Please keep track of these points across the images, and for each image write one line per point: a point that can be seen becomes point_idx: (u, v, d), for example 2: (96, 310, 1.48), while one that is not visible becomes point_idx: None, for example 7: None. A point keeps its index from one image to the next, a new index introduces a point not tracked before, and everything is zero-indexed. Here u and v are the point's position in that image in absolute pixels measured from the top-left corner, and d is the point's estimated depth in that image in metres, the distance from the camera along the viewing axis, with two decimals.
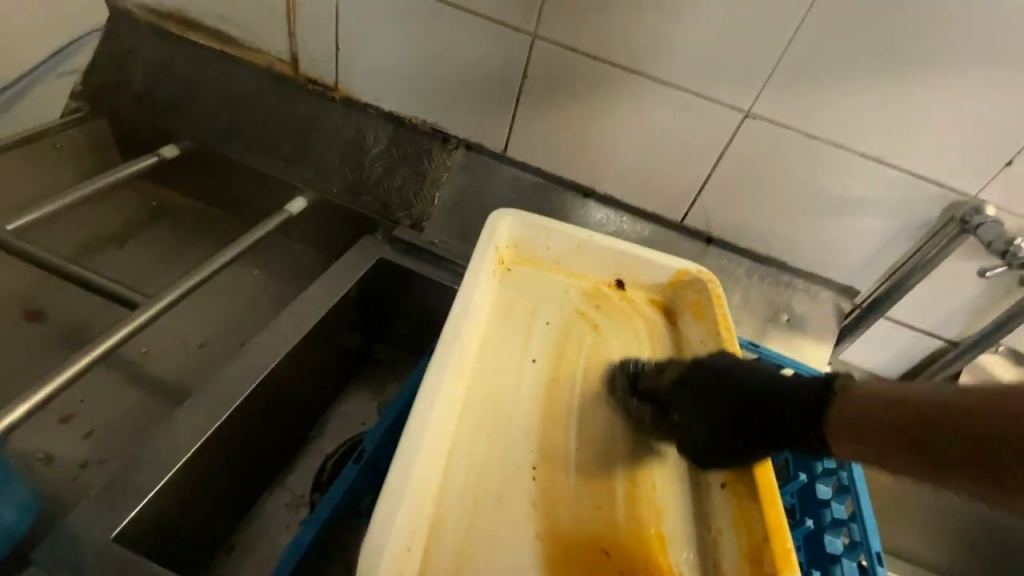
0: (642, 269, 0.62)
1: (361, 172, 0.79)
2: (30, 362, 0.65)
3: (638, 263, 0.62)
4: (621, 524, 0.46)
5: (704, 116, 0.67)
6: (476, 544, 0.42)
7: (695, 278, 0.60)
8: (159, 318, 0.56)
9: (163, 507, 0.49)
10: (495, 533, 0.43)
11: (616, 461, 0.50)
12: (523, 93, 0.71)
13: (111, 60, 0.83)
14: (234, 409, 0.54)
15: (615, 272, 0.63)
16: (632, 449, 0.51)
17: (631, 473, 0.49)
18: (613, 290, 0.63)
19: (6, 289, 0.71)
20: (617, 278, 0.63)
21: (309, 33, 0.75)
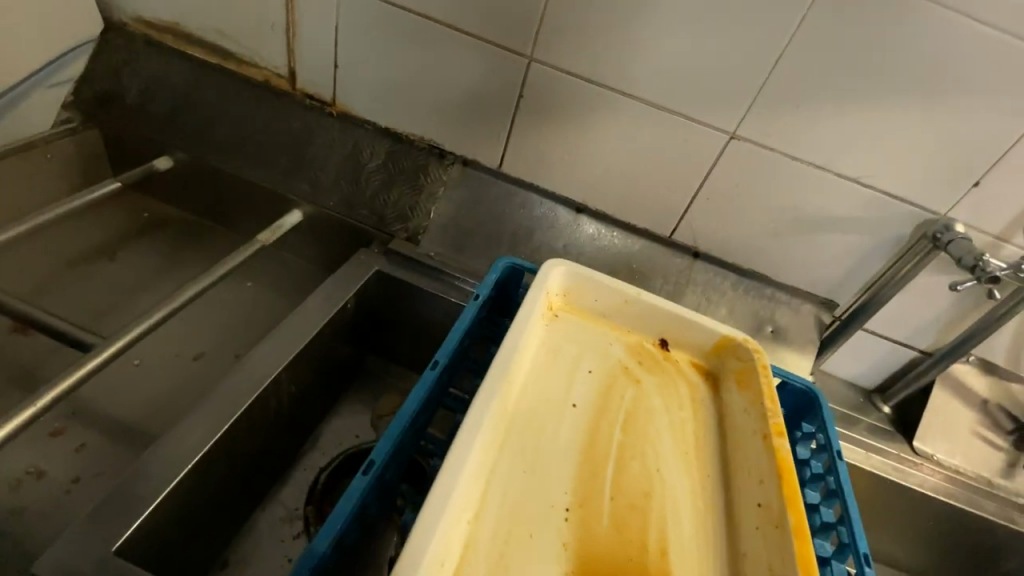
0: (686, 330, 0.65)
1: (358, 185, 0.80)
2: (21, 374, 0.64)
3: (683, 325, 0.64)
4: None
5: (690, 137, 0.70)
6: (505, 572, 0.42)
7: (740, 346, 0.62)
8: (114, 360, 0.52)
9: (165, 517, 0.49)
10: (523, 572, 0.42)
11: (653, 513, 0.49)
12: (518, 112, 0.74)
13: (106, 72, 0.84)
14: (235, 419, 0.55)
15: (659, 331, 0.66)
16: (670, 509, 0.50)
17: (666, 533, 0.48)
18: (656, 348, 0.66)
19: None
20: (661, 337, 0.66)
21: (308, 51, 0.77)
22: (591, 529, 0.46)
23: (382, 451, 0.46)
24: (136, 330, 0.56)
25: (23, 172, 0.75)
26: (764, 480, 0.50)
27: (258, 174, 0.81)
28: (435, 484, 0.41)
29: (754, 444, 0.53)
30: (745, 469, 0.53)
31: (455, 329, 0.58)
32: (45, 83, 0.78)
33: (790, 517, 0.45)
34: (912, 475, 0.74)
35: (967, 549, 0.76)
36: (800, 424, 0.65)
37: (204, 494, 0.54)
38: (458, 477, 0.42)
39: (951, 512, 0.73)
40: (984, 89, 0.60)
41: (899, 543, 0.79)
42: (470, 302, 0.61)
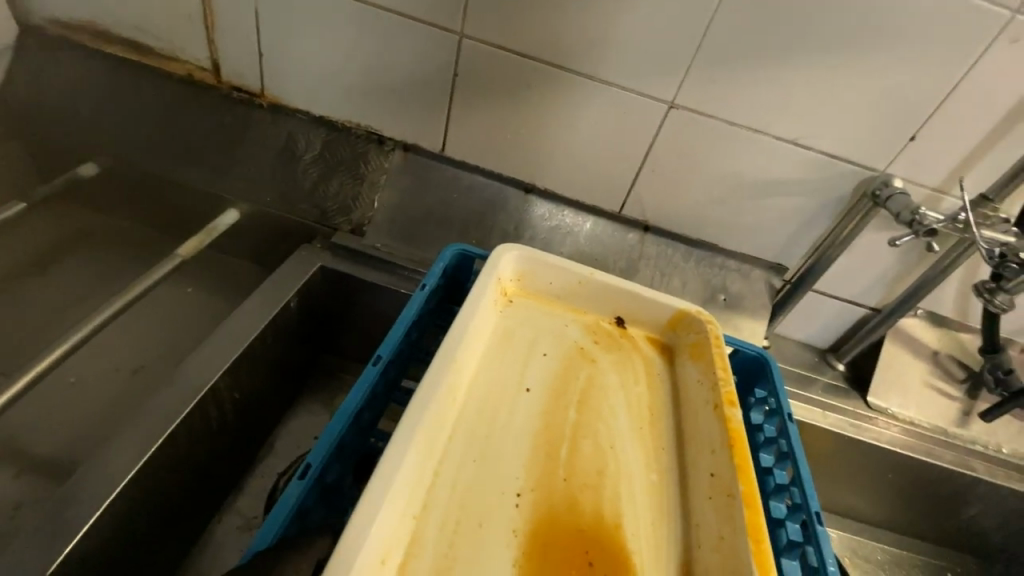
0: (640, 307, 0.64)
1: (296, 179, 0.77)
2: None
3: (637, 301, 0.64)
4: (603, 556, 0.44)
5: (632, 109, 0.68)
6: (455, 562, 0.41)
7: (694, 319, 0.62)
8: (24, 393, 0.50)
9: (103, 535, 0.46)
10: (472, 563, 0.41)
11: (608, 491, 0.49)
12: (455, 93, 0.71)
13: (14, 73, 0.77)
14: (173, 430, 0.52)
15: (614, 310, 0.65)
16: (624, 486, 0.49)
17: (621, 512, 0.47)
18: (613, 326, 0.65)
19: None
20: (616, 315, 0.66)
21: (229, 39, 0.73)
22: (542, 511, 0.45)
23: (320, 452, 0.44)
24: (46, 359, 0.53)
25: None
26: (714, 451, 0.50)
27: (191, 174, 0.77)
28: (375, 479, 0.39)
29: (706, 415, 0.53)
30: (698, 440, 0.53)
31: (401, 319, 0.56)
32: None
33: (740, 487, 0.45)
34: (868, 430, 0.75)
35: (925, 496, 0.79)
36: (754, 389, 0.65)
37: (145, 514, 0.51)
38: (401, 468, 0.40)
39: (907, 462, 0.75)
40: (914, 42, 0.60)
41: (861, 496, 0.81)
42: (416, 291, 0.59)
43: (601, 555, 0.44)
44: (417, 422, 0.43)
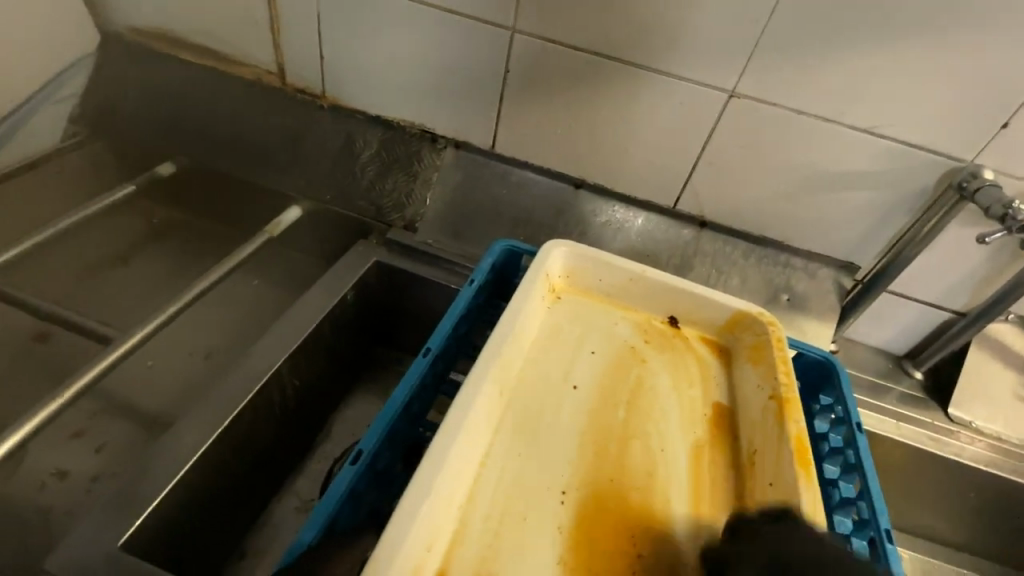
0: (696, 307, 0.62)
1: (353, 177, 0.79)
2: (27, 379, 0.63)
3: (693, 301, 0.62)
4: (652, 553, 0.43)
5: (688, 100, 0.66)
6: (498, 555, 0.41)
7: (755, 321, 0.59)
8: (103, 376, 0.55)
9: (172, 509, 0.50)
10: (517, 557, 0.41)
11: (657, 492, 0.47)
12: (506, 88, 0.71)
13: (105, 81, 0.84)
14: (236, 414, 0.55)
15: (668, 309, 0.64)
16: (674, 488, 0.48)
17: (671, 513, 0.46)
18: (666, 326, 0.63)
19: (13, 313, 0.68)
20: (670, 315, 0.64)
21: (293, 44, 0.76)
22: (589, 511, 0.45)
23: (370, 440, 0.46)
24: (118, 350, 0.57)
25: (38, 186, 0.76)
26: (775, 459, 0.47)
27: (260, 173, 0.82)
28: (421, 467, 0.39)
29: (766, 421, 0.51)
30: (756, 447, 0.50)
31: (450, 314, 0.57)
32: (46, 99, 0.80)
33: (804, 495, 0.42)
34: (948, 444, 0.69)
35: (1014, 520, 0.71)
36: (818, 395, 0.61)
37: (211, 490, 0.55)
38: (447, 458, 0.41)
39: (993, 480, 0.68)
40: (1009, 19, 0.54)
41: (939, 515, 0.75)
42: (465, 287, 0.60)
43: (651, 552, 0.44)
44: (464, 414, 0.43)
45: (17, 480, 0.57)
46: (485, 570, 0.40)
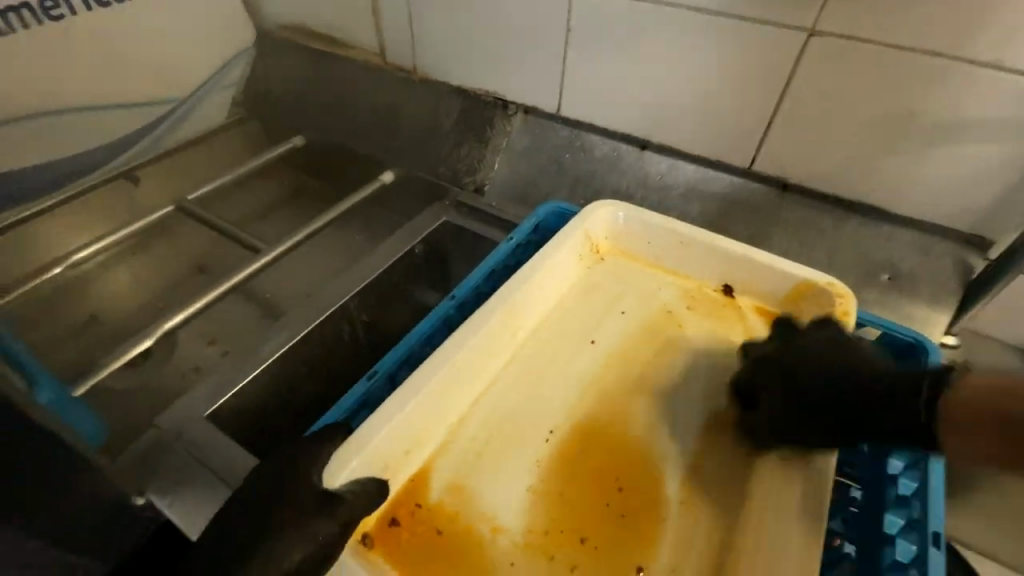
0: (756, 275, 0.56)
1: (436, 144, 0.86)
2: (178, 292, 0.79)
3: (748, 268, 0.57)
4: (632, 499, 0.43)
5: (762, 44, 0.58)
6: (475, 472, 0.44)
7: (824, 292, 0.52)
8: (224, 294, 0.70)
9: (250, 399, 0.58)
10: (491, 478, 0.44)
11: (656, 446, 0.46)
12: (568, 46, 0.71)
13: (258, 70, 1.03)
14: (307, 332, 0.63)
15: (723, 277, 0.59)
16: (676, 447, 0.46)
17: (664, 468, 0.45)
18: (719, 295, 0.59)
19: (191, 247, 0.84)
20: (725, 283, 0.59)
21: (390, 25, 0.85)
22: (573, 451, 0.46)
23: (387, 363, 0.49)
24: (243, 274, 0.73)
25: (210, 153, 0.97)
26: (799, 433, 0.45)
27: (365, 142, 0.94)
28: (411, 380, 0.43)
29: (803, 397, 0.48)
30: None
31: (484, 263, 0.59)
32: (218, 84, 0.99)
33: None
34: None
35: None
36: None
37: (290, 396, 0.64)
38: (433, 377, 0.44)
39: None
40: None
41: None
42: (505, 242, 0.62)
43: (633, 498, 0.43)
44: (461, 344, 0.46)
45: (164, 371, 0.67)
46: (460, 483, 0.43)
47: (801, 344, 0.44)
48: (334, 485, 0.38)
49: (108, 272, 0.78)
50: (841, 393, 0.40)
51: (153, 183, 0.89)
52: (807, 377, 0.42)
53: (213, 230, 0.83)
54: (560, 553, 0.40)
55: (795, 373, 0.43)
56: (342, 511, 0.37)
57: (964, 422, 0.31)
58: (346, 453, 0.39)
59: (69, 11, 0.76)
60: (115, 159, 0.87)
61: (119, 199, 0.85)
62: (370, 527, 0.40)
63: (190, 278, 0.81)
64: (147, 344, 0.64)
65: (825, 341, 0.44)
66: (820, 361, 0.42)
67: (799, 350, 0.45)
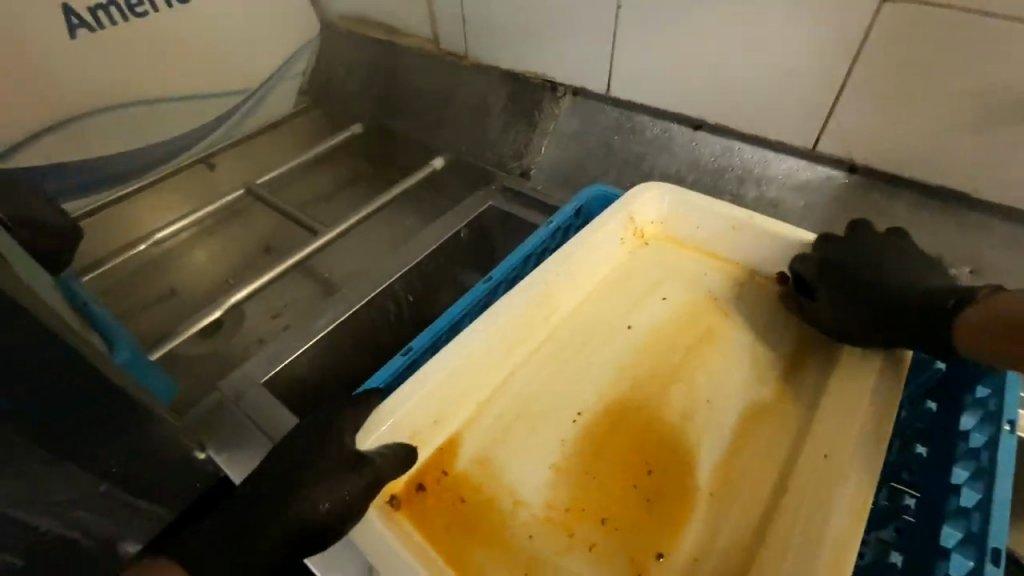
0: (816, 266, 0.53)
1: (485, 129, 0.87)
2: (246, 270, 0.85)
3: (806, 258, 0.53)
4: (654, 485, 0.43)
5: (830, 13, 0.54)
6: (501, 448, 0.45)
7: None
8: (285, 270, 0.75)
9: (302, 369, 0.62)
10: (516, 454, 0.44)
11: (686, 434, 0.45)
12: (619, 25, 0.67)
13: (321, 61, 1.07)
14: (355, 310, 0.66)
15: (779, 266, 0.56)
16: (708, 438, 0.45)
17: (693, 457, 0.44)
18: (774, 285, 0.56)
19: (259, 228, 0.90)
20: (780, 272, 0.56)
21: (442, 10, 0.86)
22: (600, 433, 0.46)
23: (422, 340, 0.51)
24: (300, 254, 0.77)
25: (277, 141, 1.03)
26: (846, 432, 0.43)
27: (418, 129, 0.96)
28: (438, 358, 0.45)
29: (857, 394, 0.45)
30: (824, 416, 0.45)
31: (523, 246, 0.60)
32: (284, 75, 1.04)
33: None
34: None
35: None
36: (972, 385, 0.46)
37: (341, 368, 0.68)
38: (458, 355, 0.45)
39: None
40: None
41: None
42: (544, 227, 0.62)
43: (658, 485, 0.43)
44: (488, 324, 0.47)
45: (232, 342, 0.72)
46: (486, 459, 0.44)
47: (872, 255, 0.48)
48: (362, 446, 0.41)
49: (188, 250, 0.86)
50: (898, 299, 0.45)
51: (227, 168, 0.97)
52: (872, 282, 0.47)
53: (279, 214, 0.89)
54: (580, 531, 0.41)
55: (861, 279, 0.47)
56: (366, 469, 0.39)
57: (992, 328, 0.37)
58: (375, 420, 0.42)
59: (152, 8, 0.82)
60: (194, 147, 0.95)
61: (198, 182, 0.93)
62: (398, 491, 0.42)
63: (260, 258, 0.86)
64: (217, 314, 0.70)
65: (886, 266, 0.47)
66: (888, 271, 0.47)
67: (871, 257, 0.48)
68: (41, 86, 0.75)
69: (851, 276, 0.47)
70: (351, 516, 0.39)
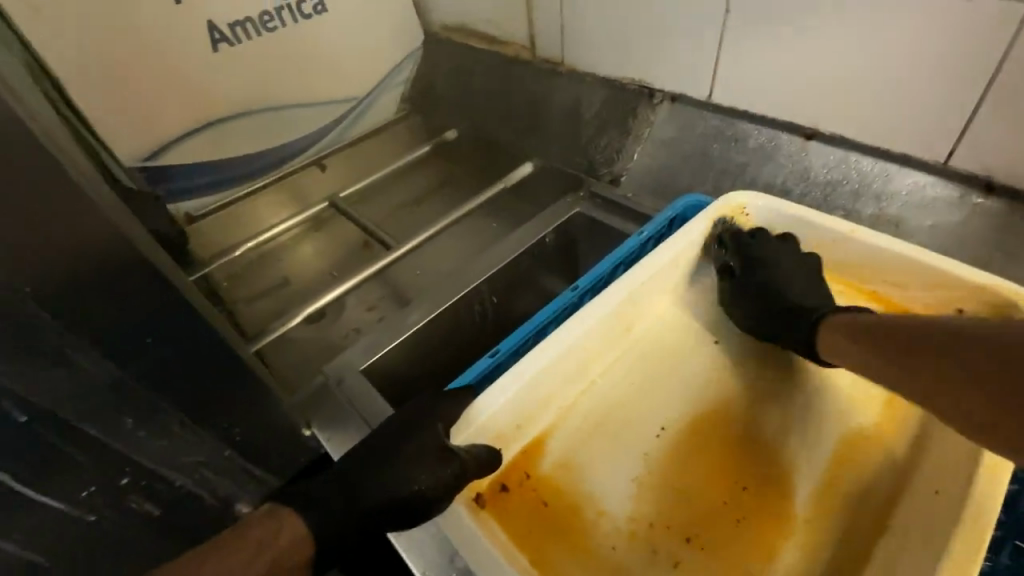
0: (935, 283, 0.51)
1: (576, 137, 0.87)
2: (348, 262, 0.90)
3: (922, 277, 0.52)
4: (741, 510, 0.44)
5: (973, 16, 0.48)
6: (585, 454, 0.47)
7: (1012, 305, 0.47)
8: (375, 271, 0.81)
9: (394, 364, 0.66)
10: (599, 461, 0.47)
11: (771, 463, 0.47)
12: (727, 30, 0.65)
13: (425, 70, 1.13)
14: (444, 309, 0.69)
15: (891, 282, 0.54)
16: (795, 470, 0.46)
17: (779, 487, 0.46)
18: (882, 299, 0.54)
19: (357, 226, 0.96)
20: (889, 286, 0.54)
21: (542, 19, 0.88)
22: (692, 451, 0.48)
23: (509, 343, 0.52)
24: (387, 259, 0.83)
25: (381, 144, 1.10)
26: (952, 469, 0.42)
27: (511, 135, 0.99)
28: (522, 362, 0.46)
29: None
30: (932, 450, 0.45)
31: (611, 257, 0.59)
32: (390, 83, 1.11)
33: (963, 522, 0.37)
34: None
35: None
36: None
37: (427, 364, 0.71)
38: (539, 361, 0.46)
39: None
40: None
41: None
42: (634, 236, 0.61)
43: (744, 509, 0.44)
44: (571, 332, 0.48)
45: (330, 329, 0.78)
46: (569, 462, 0.47)
47: (774, 262, 0.55)
48: (451, 442, 0.44)
49: (295, 245, 0.93)
50: (788, 306, 0.52)
51: (334, 170, 1.04)
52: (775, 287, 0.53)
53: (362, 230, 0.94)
54: (665, 548, 0.43)
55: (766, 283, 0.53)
56: (454, 461, 0.42)
57: (853, 334, 0.46)
58: (465, 422, 0.44)
59: (281, 23, 0.92)
60: (308, 150, 1.04)
61: (311, 183, 1.02)
62: (482, 489, 0.45)
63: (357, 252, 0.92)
64: (303, 316, 0.77)
65: (785, 273, 0.54)
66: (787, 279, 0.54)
67: (779, 264, 0.55)
68: (191, 94, 0.87)
69: (761, 281, 0.54)
70: (439, 500, 0.41)
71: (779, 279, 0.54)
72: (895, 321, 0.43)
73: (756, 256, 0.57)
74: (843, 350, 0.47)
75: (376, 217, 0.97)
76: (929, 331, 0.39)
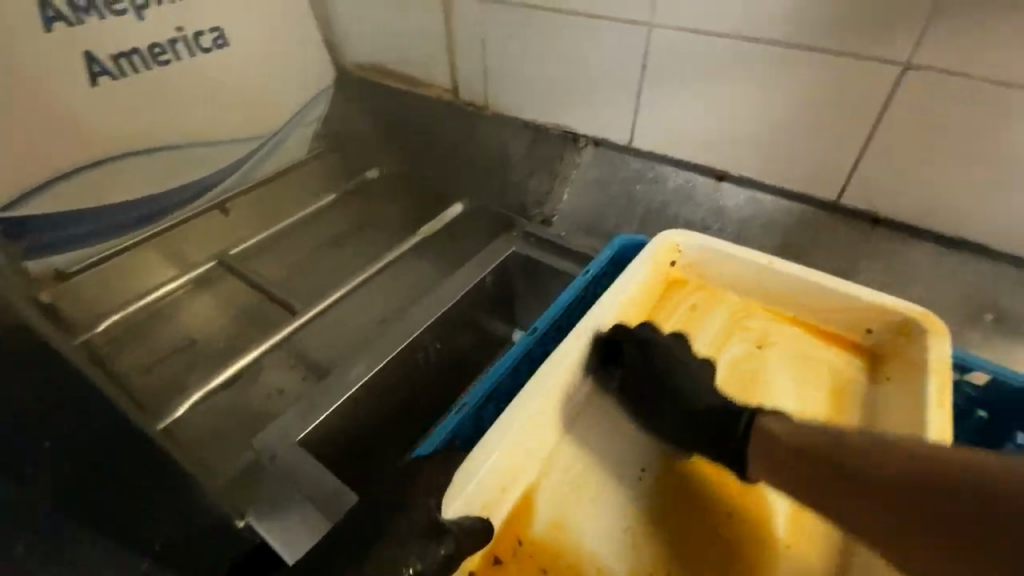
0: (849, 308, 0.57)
1: (505, 178, 0.89)
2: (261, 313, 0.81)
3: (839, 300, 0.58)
4: (730, 541, 0.47)
5: (849, 79, 0.57)
6: (576, 510, 0.49)
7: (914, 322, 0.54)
8: (299, 327, 0.74)
9: (335, 426, 0.60)
10: (592, 514, 0.48)
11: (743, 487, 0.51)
12: (645, 82, 0.71)
13: (338, 108, 1.09)
14: (386, 361, 0.64)
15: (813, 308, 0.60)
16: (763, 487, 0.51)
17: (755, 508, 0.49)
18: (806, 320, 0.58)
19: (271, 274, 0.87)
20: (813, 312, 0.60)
21: (464, 63, 0.89)
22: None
23: (475, 396, 0.50)
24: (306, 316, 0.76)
25: (294, 183, 1.03)
26: None
27: (438, 175, 0.98)
28: (491, 433, 0.46)
29: (911, 426, 0.49)
30: None
31: (563, 296, 0.60)
32: (300, 122, 1.05)
33: None
34: None
35: None
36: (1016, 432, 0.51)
37: (369, 423, 0.65)
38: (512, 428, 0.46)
39: None
40: None
41: None
42: (580, 275, 0.63)
43: (730, 541, 0.47)
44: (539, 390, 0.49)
45: (248, 393, 0.69)
46: (561, 520, 0.48)
47: (661, 353, 0.53)
48: (443, 517, 0.42)
49: (193, 299, 0.82)
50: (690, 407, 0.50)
51: (239, 213, 0.95)
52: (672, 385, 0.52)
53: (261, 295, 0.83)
54: None
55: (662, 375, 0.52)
56: (448, 541, 0.41)
57: (780, 456, 0.42)
58: (450, 496, 0.42)
59: (174, 57, 0.84)
60: (208, 192, 0.94)
61: (213, 228, 0.92)
62: (475, 564, 0.44)
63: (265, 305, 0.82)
64: (210, 388, 0.68)
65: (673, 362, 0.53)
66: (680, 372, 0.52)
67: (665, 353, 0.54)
68: (66, 133, 0.75)
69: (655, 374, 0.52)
70: None
71: (676, 371, 0.52)
72: (822, 441, 0.39)
73: (642, 346, 0.54)
74: (772, 466, 0.43)
75: (291, 264, 0.89)
76: (858, 460, 0.36)
